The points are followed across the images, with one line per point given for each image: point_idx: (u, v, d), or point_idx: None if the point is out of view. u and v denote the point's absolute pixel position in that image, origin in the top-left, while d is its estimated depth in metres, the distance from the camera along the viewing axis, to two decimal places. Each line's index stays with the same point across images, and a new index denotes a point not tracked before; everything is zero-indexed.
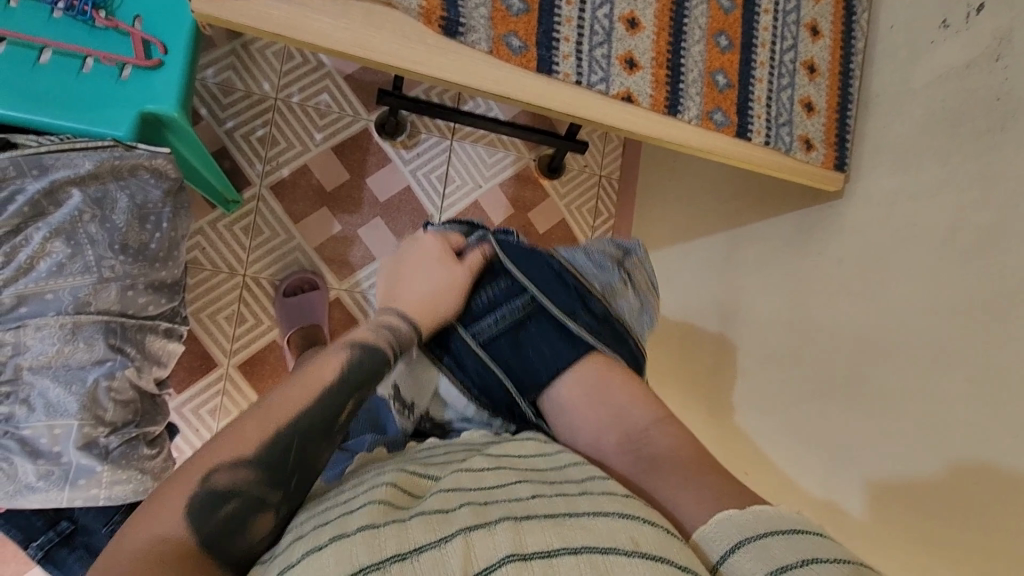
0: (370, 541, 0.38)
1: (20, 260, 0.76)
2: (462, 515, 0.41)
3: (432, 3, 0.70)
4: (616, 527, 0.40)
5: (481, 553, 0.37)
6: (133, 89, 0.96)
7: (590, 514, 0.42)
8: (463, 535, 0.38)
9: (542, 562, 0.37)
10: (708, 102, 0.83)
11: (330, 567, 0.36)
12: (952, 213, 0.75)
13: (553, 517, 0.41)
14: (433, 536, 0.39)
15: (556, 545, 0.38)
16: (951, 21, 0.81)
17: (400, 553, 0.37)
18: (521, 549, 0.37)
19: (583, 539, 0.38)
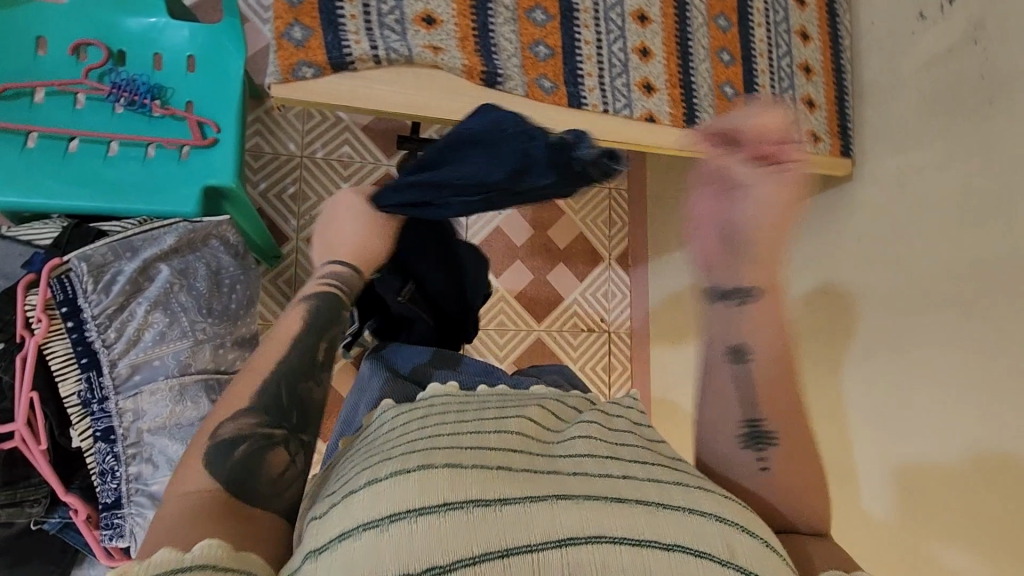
0: (455, 479, 0.43)
1: (129, 332, 0.85)
2: (548, 482, 0.46)
3: (472, 61, 0.80)
4: (716, 531, 0.45)
5: (571, 523, 0.42)
6: (194, 167, 1.06)
7: (681, 507, 0.46)
8: (550, 501, 0.43)
9: (630, 547, 0.42)
10: (721, 113, 0.92)
11: (418, 495, 0.42)
12: (953, 184, 0.84)
13: (646, 505, 0.46)
14: (520, 492, 0.43)
15: (647, 536, 0.43)
16: (927, 13, 0.90)
17: (485, 499, 0.42)
18: (615, 533, 0.42)
19: (674, 535, 0.44)
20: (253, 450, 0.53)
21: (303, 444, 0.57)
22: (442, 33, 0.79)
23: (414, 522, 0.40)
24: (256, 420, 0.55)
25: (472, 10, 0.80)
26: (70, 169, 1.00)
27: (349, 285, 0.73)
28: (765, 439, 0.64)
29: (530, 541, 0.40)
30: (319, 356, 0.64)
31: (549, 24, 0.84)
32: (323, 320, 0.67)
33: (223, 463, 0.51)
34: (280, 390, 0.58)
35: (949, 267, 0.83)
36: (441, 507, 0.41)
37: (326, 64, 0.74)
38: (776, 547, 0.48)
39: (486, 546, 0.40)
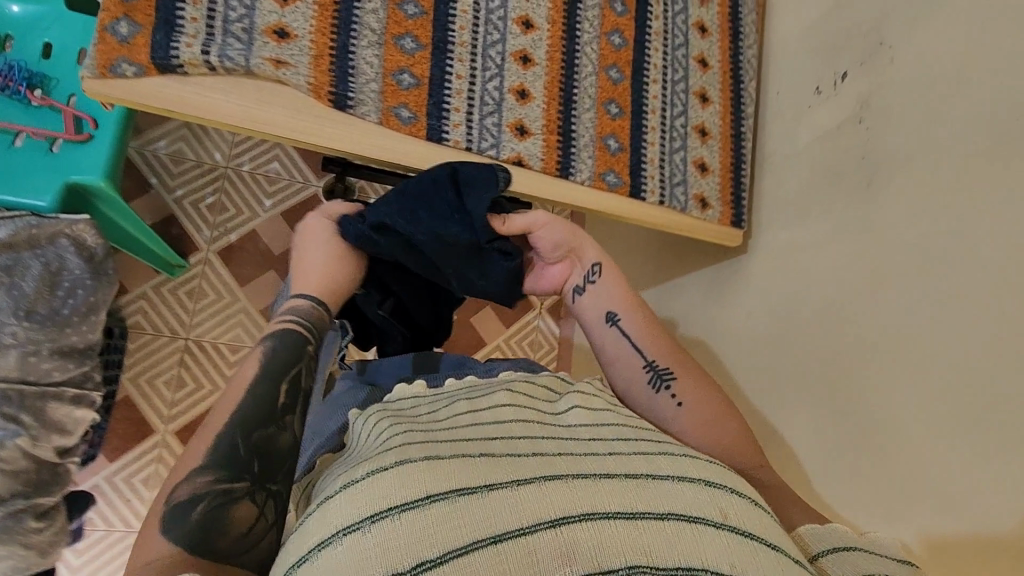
0: (434, 472, 0.42)
1: None
2: (532, 463, 0.44)
3: (321, 80, 0.75)
4: (705, 495, 0.43)
5: (562, 504, 0.40)
6: (62, 162, 1.00)
7: (671, 478, 0.44)
8: (537, 483, 0.41)
9: (625, 520, 0.40)
10: (600, 165, 0.86)
11: (398, 490, 0.40)
12: (834, 267, 0.78)
13: (636, 478, 0.43)
14: (508, 478, 0.42)
15: (639, 508, 0.41)
16: (823, 87, 0.86)
17: (471, 488, 0.41)
18: (608, 508, 0.41)
19: (667, 505, 0.42)
20: (210, 511, 0.46)
21: (272, 494, 0.49)
22: (294, 48, 0.74)
23: (398, 519, 0.39)
24: (211, 477, 0.48)
25: (332, 28, 0.76)
26: None
27: (312, 319, 0.62)
28: (667, 374, 0.66)
29: (522, 523, 0.39)
30: (279, 404, 0.54)
31: (418, 53, 0.80)
32: (285, 361, 0.57)
33: (177, 531, 0.45)
34: (234, 449, 0.50)
35: (825, 356, 0.76)
36: (424, 500, 0.40)
37: (150, 63, 0.69)
38: (764, 506, 0.46)
39: (478, 534, 0.38)
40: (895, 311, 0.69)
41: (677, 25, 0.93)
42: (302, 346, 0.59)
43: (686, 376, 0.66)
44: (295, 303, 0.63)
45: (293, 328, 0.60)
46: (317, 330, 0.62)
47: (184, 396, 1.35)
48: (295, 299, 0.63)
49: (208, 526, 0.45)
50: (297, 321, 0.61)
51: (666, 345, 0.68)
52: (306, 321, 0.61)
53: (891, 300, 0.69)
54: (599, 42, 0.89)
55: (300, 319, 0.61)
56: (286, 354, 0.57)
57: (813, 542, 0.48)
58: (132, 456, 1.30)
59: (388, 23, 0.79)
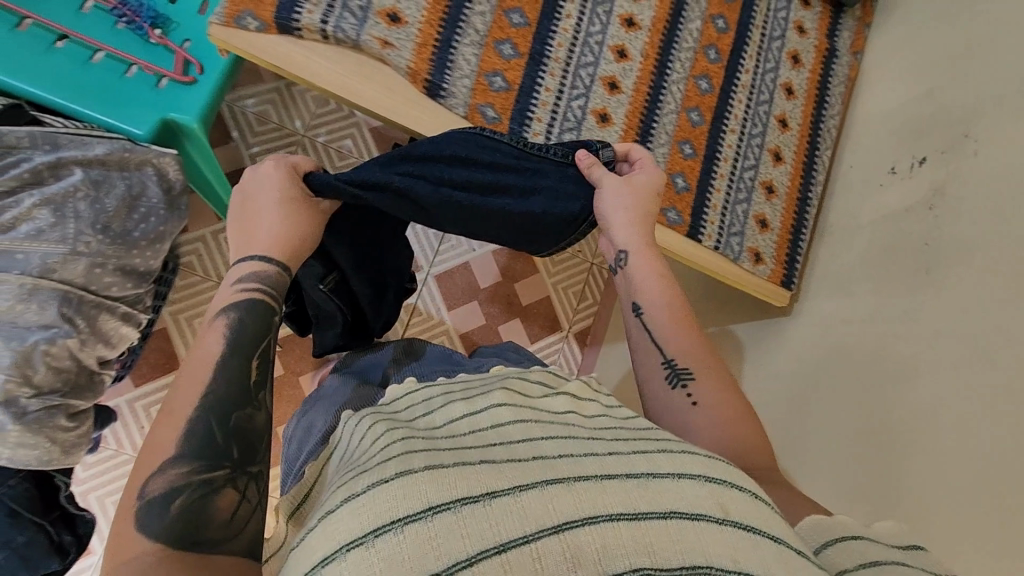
0: (439, 480, 0.38)
1: (4, 218, 0.83)
2: (533, 467, 0.40)
3: (420, 67, 0.79)
4: (705, 491, 0.40)
5: (567, 508, 0.37)
6: (164, 99, 1.07)
7: (672, 475, 0.41)
8: (540, 488, 0.38)
9: (629, 522, 0.37)
10: (664, 200, 0.88)
11: (401, 504, 0.36)
12: (876, 346, 0.77)
13: (636, 478, 0.40)
14: (508, 484, 0.38)
15: (643, 509, 0.38)
16: (898, 168, 0.86)
17: (472, 496, 0.37)
18: (610, 510, 0.37)
19: (672, 503, 0.39)
20: (189, 504, 0.45)
21: (253, 477, 0.49)
22: (401, 33, 0.79)
23: (402, 533, 0.35)
24: (186, 469, 0.47)
25: (440, 23, 0.81)
26: (47, 61, 1.03)
27: (276, 287, 0.62)
28: (685, 374, 0.63)
29: (526, 531, 0.36)
30: (253, 380, 0.54)
31: (514, 60, 0.84)
32: (252, 335, 0.57)
33: (157, 526, 0.44)
34: (211, 431, 0.49)
35: (848, 433, 0.74)
36: (427, 512, 0.36)
37: (272, 22, 0.74)
38: (767, 499, 0.43)
39: (482, 544, 0.35)
40: (931, 397, 0.67)
41: (765, 81, 0.95)
42: (266, 321, 0.59)
43: (708, 381, 0.62)
44: (245, 272, 0.61)
45: (253, 298, 0.59)
46: (281, 298, 0.62)
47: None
48: (256, 261, 0.61)
49: (199, 509, 0.45)
50: (255, 291, 0.60)
51: (691, 336, 0.66)
52: (266, 288, 0.61)
53: (928, 387, 0.67)
54: (686, 83, 0.91)
55: (262, 285, 0.60)
56: (252, 327, 0.58)
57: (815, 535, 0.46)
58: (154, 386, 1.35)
59: (492, 28, 0.83)
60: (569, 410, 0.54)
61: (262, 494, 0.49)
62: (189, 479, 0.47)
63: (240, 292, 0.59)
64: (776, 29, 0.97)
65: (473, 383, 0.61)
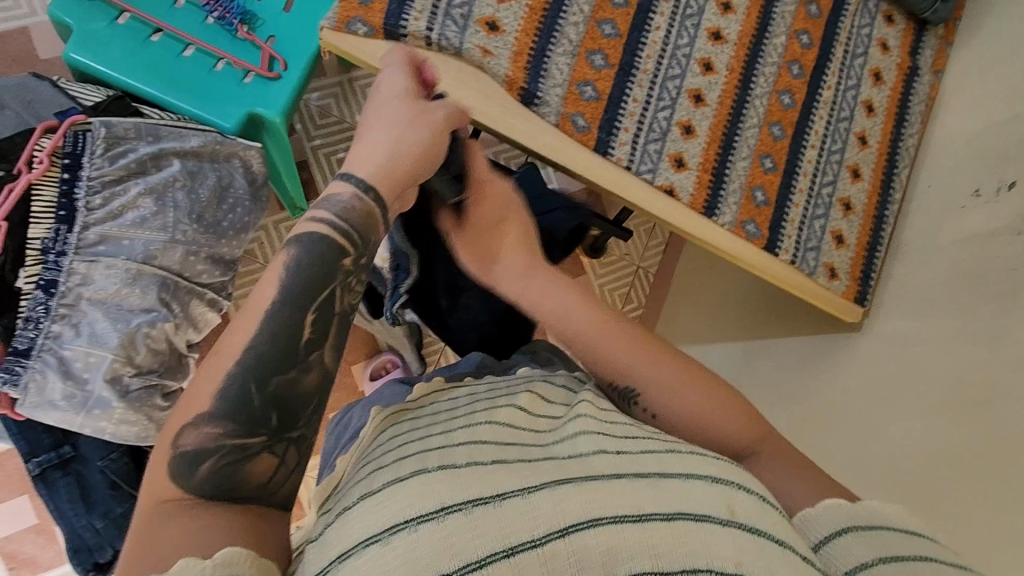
0: (451, 481, 0.38)
1: (113, 206, 0.86)
2: (543, 469, 0.41)
3: (517, 75, 0.82)
4: (714, 493, 0.40)
5: (572, 507, 0.36)
6: (249, 93, 1.10)
7: (680, 476, 0.41)
8: (549, 488, 0.38)
9: (633, 525, 0.36)
10: (743, 214, 0.89)
11: (412, 504, 0.37)
12: (958, 369, 0.77)
13: (642, 478, 0.40)
14: (518, 484, 0.38)
15: (647, 510, 0.37)
16: (984, 191, 0.86)
17: (482, 497, 0.37)
18: (617, 511, 0.36)
19: (677, 505, 0.38)
20: (222, 468, 0.43)
21: (293, 442, 0.46)
22: (499, 41, 0.81)
23: (415, 531, 0.35)
24: (218, 430, 0.44)
25: (536, 32, 0.83)
26: (143, 54, 1.07)
27: (355, 222, 0.52)
28: (630, 391, 0.57)
29: (534, 534, 0.35)
30: (304, 340, 0.47)
31: (605, 70, 0.85)
32: (318, 282, 0.49)
33: (187, 483, 0.42)
34: (250, 394, 0.45)
35: (922, 453, 0.74)
36: (440, 510, 0.36)
37: (380, 28, 0.78)
38: (776, 503, 0.42)
39: (492, 546, 0.34)
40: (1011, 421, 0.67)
41: (846, 99, 0.96)
42: (335, 266, 0.50)
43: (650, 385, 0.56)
44: (329, 200, 0.52)
45: (328, 235, 0.50)
46: (358, 237, 0.52)
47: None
48: (342, 184, 0.53)
49: (229, 476, 0.43)
50: (332, 226, 0.51)
51: (601, 352, 0.58)
52: (344, 225, 0.51)
53: (1010, 412, 0.68)
54: (769, 98, 0.92)
55: (340, 223, 0.51)
56: (319, 272, 0.49)
57: (812, 529, 0.42)
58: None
59: (585, 38, 0.85)
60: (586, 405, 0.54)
61: (302, 459, 0.47)
62: (223, 440, 0.43)
63: (316, 224, 0.50)
64: (859, 46, 0.97)
65: (500, 383, 0.60)
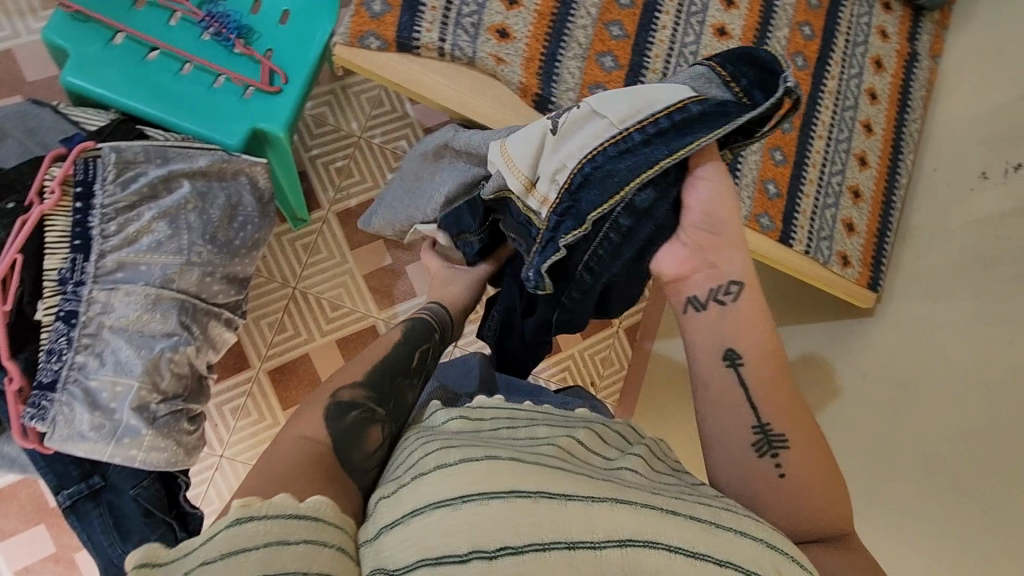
0: (521, 471, 0.40)
1: (128, 231, 0.85)
2: (607, 487, 0.41)
3: (530, 82, 0.82)
4: (763, 555, 0.40)
5: (631, 524, 0.38)
6: (251, 108, 1.09)
7: (734, 532, 0.41)
8: (610, 501, 0.39)
9: (684, 559, 0.37)
10: (757, 207, 0.91)
11: (484, 482, 0.39)
12: (976, 349, 0.78)
13: (698, 522, 0.40)
14: (584, 490, 0.40)
15: (700, 549, 0.38)
16: (990, 174, 0.88)
17: (549, 491, 0.39)
18: (670, 541, 0.38)
19: (728, 555, 0.39)
20: (357, 421, 0.56)
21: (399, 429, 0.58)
22: (511, 48, 0.82)
23: (484, 504, 0.38)
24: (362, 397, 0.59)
25: (545, 37, 0.83)
26: (140, 73, 1.06)
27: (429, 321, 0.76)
28: (778, 441, 0.59)
29: (594, 536, 0.37)
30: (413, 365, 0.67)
31: (615, 71, 0.86)
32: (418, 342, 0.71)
33: (335, 422, 0.55)
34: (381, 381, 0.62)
35: (949, 433, 0.76)
36: (509, 492, 0.38)
37: (393, 41, 0.79)
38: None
39: (553, 534, 0.37)
40: None
41: (850, 87, 0.97)
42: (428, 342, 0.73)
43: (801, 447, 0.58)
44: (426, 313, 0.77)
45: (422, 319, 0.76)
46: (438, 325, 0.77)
47: (282, 341, 1.34)
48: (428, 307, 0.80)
49: (359, 429, 0.55)
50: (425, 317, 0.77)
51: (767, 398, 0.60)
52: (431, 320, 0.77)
53: None
54: None
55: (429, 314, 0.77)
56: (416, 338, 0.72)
57: None
58: (227, 385, 1.31)
59: (594, 40, 0.85)
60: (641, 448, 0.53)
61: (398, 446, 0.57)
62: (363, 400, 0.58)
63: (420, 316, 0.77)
64: (859, 35, 0.99)
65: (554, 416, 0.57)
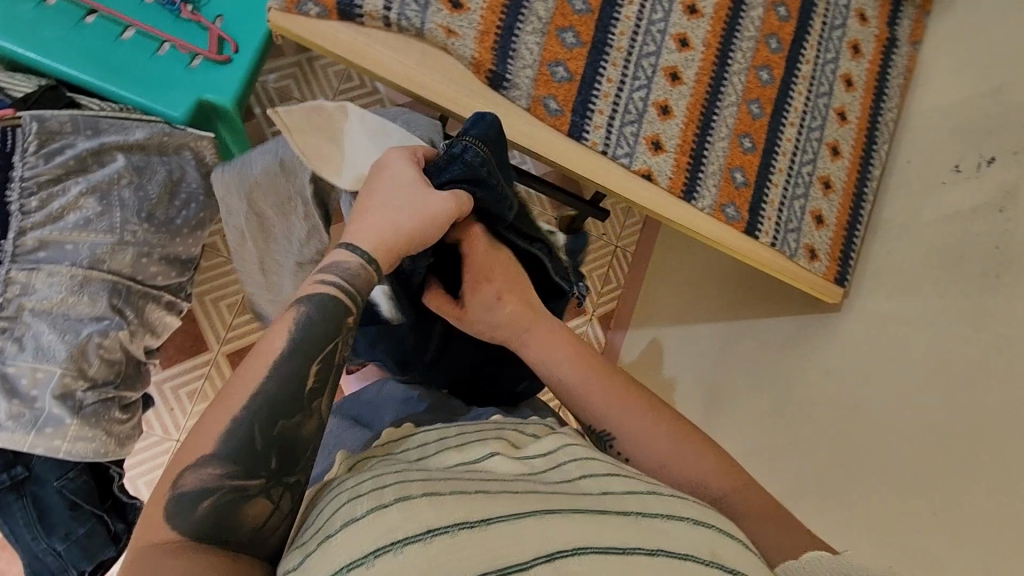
0: (438, 504, 0.37)
1: (52, 208, 0.79)
2: (526, 500, 0.41)
3: (484, 57, 0.77)
4: (696, 536, 0.42)
5: (558, 537, 0.37)
6: (198, 77, 1.02)
7: (660, 516, 0.43)
8: (537, 517, 0.39)
9: (620, 556, 0.38)
10: (723, 196, 0.87)
11: (399, 525, 0.35)
12: (939, 349, 0.76)
13: (626, 516, 0.42)
14: (504, 512, 0.38)
15: (633, 544, 0.39)
16: (964, 167, 0.85)
17: (472, 521, 0.37)
18: (601, 543, 0.38)
19: (661, 544, 0.40)
20: (219, 505, 0.43)
21: (289, 486, 0.46)
22: (464, 20, 0.77)
23: (404, 553, 0.34)
24: (220, 469, 0.44)
25: (502, 9, 0.78)
26: (78, 38, 0.98)
27: (359, 285, 0.54)
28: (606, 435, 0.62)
29: (524, 559, 0.35)
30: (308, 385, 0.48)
31: (576, 49, 0.81)
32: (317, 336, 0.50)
33: (186, 519, 0.42)
34: (251, 437, 0.45)
35: (906, 434, 0.74)
36: (428, 532, 0.35)
37: (334, 8, 0.73)
38: (744, 543, 0.45)
39: (484, 569, 0.34)
40: (999, 406, 0.66)
41: (825, 73, 0.93)
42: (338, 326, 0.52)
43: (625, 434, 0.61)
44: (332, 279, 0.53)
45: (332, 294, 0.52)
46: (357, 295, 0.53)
47: (242, 323, 1.27)
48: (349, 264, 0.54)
49: (227, 515, 0.43)
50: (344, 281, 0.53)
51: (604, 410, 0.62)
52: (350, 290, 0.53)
53: (994, 392, 0.67)
54: (747, 74, 0.89)
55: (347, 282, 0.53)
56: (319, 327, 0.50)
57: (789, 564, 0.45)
58: (183, 368, 1.24)
59: (555, 14, 0.80)
60: (558, 448, 0.52)
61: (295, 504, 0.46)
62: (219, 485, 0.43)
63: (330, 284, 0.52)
64: (837, 17, 0.94)
65: (465, 429, 0.55)
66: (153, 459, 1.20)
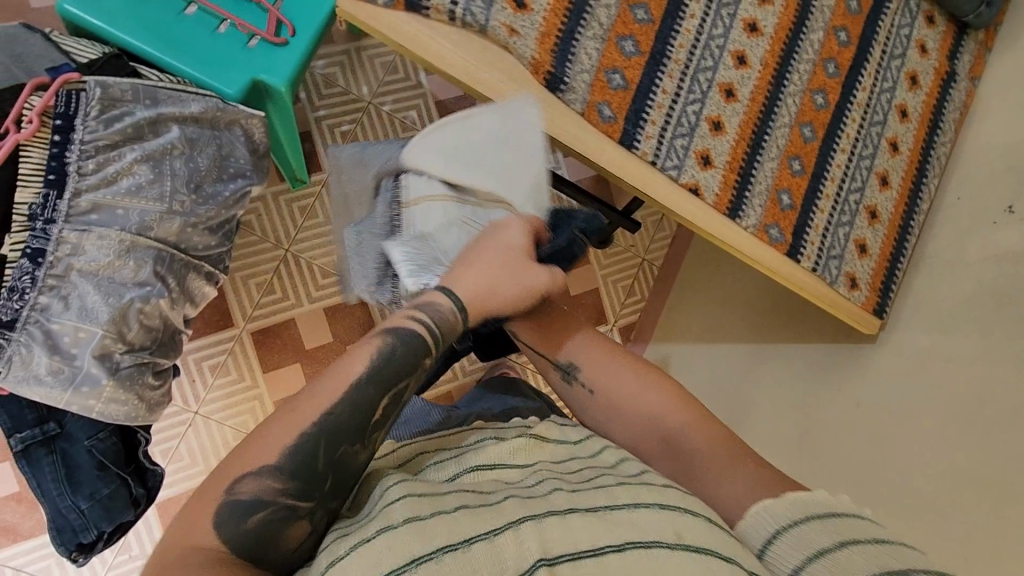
0: (418, 532, 0.41)
1: (108, 172, 0.81)
2: (502, 512, 0.44)
3: (543, 59, 0.78)
4: (662, 521, 0.44)
5: (531, 551, 0.40)
6: (254, 57, 1.04)
7: (628, 507, 0.45)
8: (511, 530, 0.42)
9: (592, 559, 0.40)
10: (767, 217, 0.86)
11: (383, 559, 0.39)
12: (981, 390, 0.75)
13: (594, 512, 0.44)
14: (481, 530, 0.42)
15: (602, 543, 0.41)
16: (1017, 208, 0.83)
17: (451, 545, 0.40)
18: (574, 547, 0.41)
19: (626, 536, 0.42)
20: (270, 521, 0.46)
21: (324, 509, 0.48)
22: (527, 21, 0.77)
23: None
24: (276, 486, 0.47)
25: (565, 12, 0.78)
26: (142, 10, 1.00)
27: (444, 329, 0.58)
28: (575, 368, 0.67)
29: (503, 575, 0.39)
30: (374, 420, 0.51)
31: (635, 58, 0.81)
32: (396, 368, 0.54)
33: (231, 529, 0.45)
34: (314, 455, 0.49)
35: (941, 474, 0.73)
36: (412, 564, 0.39)
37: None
38: (720, 525, 0.46)
39: None
40: None
41: (880, 102, 0.92)
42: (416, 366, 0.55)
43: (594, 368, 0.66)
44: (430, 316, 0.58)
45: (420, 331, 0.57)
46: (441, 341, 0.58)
47: (269, 303, 1.28)
48: (438, 302, 0.59)
49: (274, 532, 0.46)
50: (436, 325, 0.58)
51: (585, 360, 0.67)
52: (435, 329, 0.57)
53: None
54: (802, 96, 0.88)
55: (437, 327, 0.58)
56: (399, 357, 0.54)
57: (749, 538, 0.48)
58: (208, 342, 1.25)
59: (617, 22, 0.80)
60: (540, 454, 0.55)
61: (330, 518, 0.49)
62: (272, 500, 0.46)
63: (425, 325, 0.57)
64: (898, 47, 0.93)
65: (449, 436, 0.59)
66: (173, 427, 1.22)
